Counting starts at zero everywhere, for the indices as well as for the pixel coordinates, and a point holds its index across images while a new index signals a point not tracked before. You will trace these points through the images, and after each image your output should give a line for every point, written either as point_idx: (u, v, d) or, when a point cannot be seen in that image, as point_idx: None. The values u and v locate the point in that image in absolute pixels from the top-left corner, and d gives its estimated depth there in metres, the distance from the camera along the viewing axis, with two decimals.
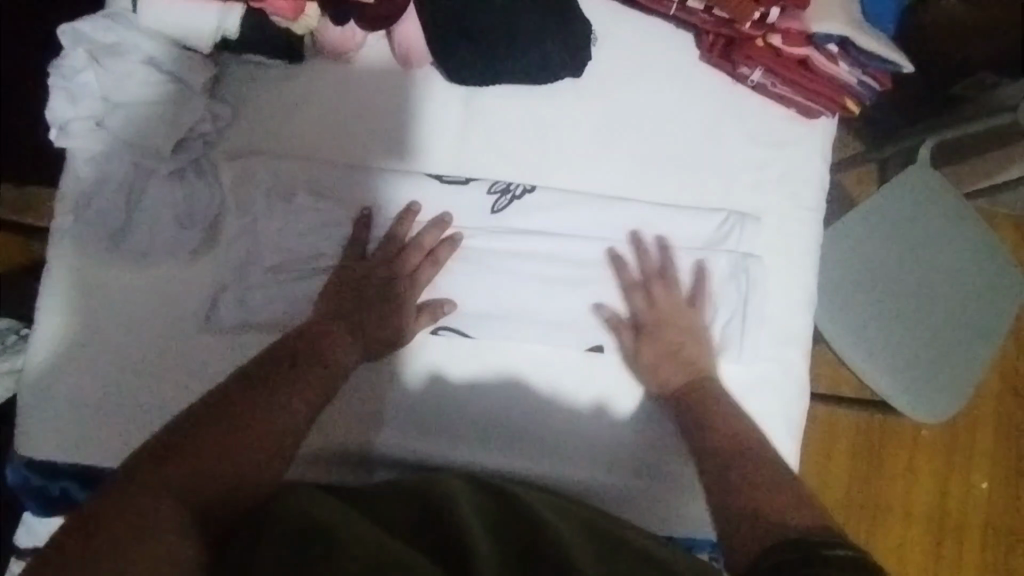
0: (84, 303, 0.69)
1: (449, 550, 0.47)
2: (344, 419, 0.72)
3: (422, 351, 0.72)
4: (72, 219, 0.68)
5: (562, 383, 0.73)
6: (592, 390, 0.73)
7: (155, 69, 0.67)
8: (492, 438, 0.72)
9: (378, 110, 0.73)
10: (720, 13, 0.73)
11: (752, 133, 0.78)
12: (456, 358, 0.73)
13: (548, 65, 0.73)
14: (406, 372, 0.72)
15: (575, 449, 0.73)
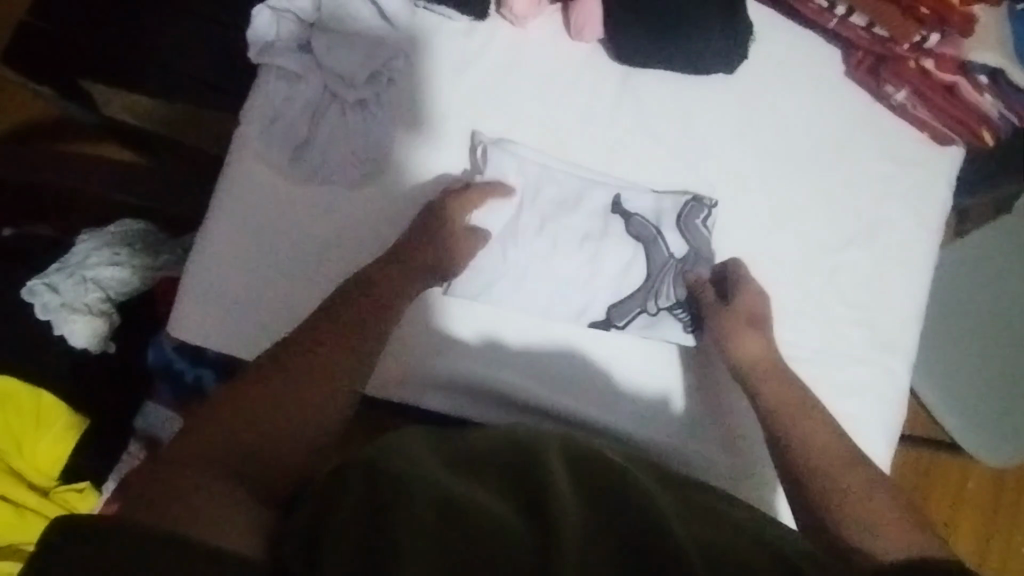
0: (251, 214, 0.73)
1: (532, 503, 0.47)
2: (414, 358, 0.75)
3: (473, 311, 0.76)
4: (260, 131, 0.73)
5: (584, 338, 0.77)
6: (641, 358, 0.77)
7: (367, 13, 0.76)
8: (556, 396, 0.75)
9: (539, 78, 0.79)
10: (880, 32, 0.77)
11: (883, 148, 0.82)
12: (512, 320, 0.76)
13: (703, 57, 0.78)
14: (460, 332, 0.75)
15: (645, 417, 0.76)
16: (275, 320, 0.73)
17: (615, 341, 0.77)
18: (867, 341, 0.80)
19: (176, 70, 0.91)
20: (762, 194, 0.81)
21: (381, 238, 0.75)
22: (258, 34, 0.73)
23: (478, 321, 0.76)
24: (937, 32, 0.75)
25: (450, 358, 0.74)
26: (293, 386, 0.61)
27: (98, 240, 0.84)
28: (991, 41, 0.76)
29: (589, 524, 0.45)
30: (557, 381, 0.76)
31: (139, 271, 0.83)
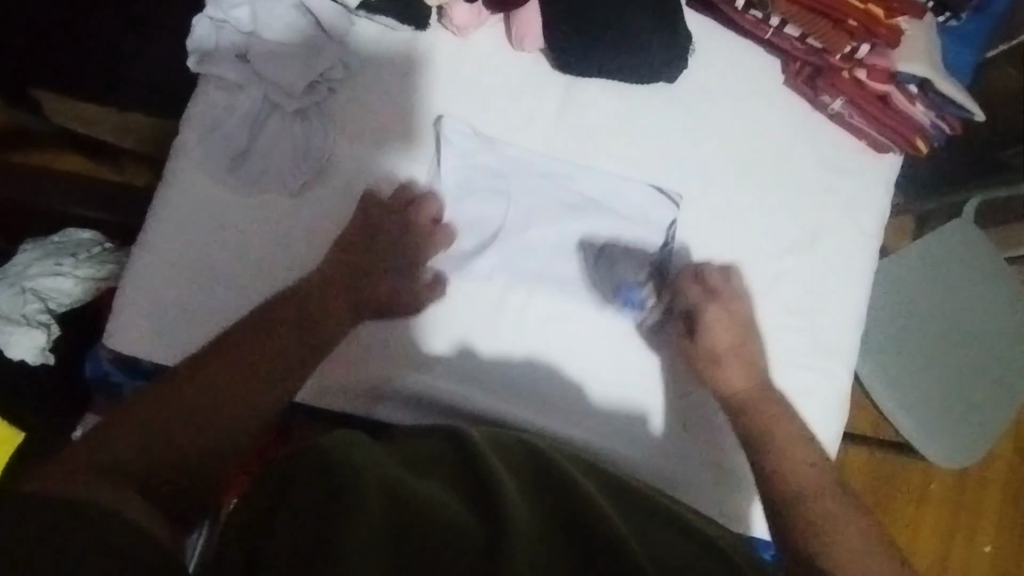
0: (193, 223, 0.73)
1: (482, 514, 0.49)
2: (361, 367, 0.75)
3: (438, 314, 0.76)
4: (200, 140, 0.73)
5: (555, 339, 0.77)
6: (605, 366, 0.77)
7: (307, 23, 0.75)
8: (521, 397, 0.75)
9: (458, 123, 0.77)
10: (813, 43, 0.78)
11: (823, 157, 0.83)
12: (483, 322, 0.76)
13: (643, 67, 0.79)
14: (428, 336, 0.75)
15: (601, 423, 0.76)
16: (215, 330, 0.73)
17: (583, 346, 0.77)
18: (808, 344, 0.81)
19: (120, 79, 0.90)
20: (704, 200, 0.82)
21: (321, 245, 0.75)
22: (198, 41, 0.73)
23: (448, 326, 0.76)
24: (866, 44, 0.76)
25: (398, 367, 0.75)
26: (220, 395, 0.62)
27: (40, 248, 0.84)
28: (920, 52, 0.76)
29: (533, 512, 0.49)
30: (530, 378, 0.76)
31: (82, 282, 0.82)
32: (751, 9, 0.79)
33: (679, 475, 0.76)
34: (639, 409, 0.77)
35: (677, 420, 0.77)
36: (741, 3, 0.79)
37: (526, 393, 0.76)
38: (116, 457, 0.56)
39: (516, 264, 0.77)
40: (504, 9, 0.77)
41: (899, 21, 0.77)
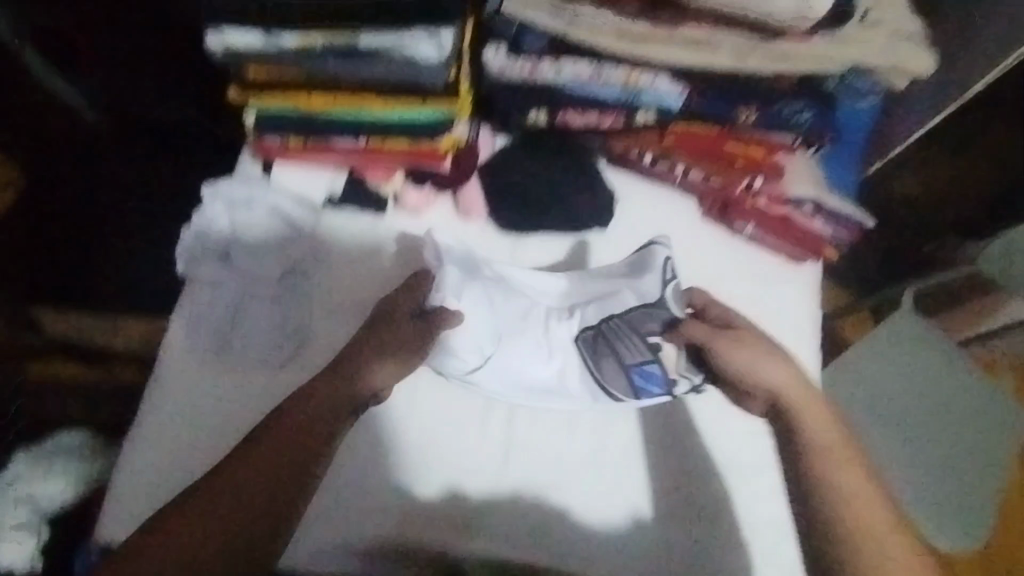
0: (180, 408, 0.78)
1: None
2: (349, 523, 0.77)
3: (424, 461, 0.80)
4: (187, 332, 0.81)
5: (536, 469, 0.80)
6: (587, 491, 0.80)
7: (277, 221, 0.86)
8: (509, 532, 0.77)
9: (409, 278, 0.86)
10: (714, 182, 0.90)
11: (749, 275, 0.93)
12: (468, 459, 0.80)
13: (574, 218, 0.90)
14: (417, 481, 0.79)
15: (588, 551, 0.78)
16: None
17: (566, 471, 0.81)
18: (778, 443, 0.84)
19: None
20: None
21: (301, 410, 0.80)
22: (185, 254, 0.84)
23: (436, 473, 0.79)
24: (759, 177, 0.89)
25: (390, 519, 0.77)
26: (238, 490, 0.68)
27: (29, 455, 0.88)
28: (806, 179, 0.89)
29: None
30: (516, 515, 0.78)
31: (67, 484, 0.85)
32: (657, 163, 0.91)
33: None
34: (629, 535, 0.79)
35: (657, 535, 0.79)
36: (648, 159, 0.91)
37: (512, 527, 0.78)
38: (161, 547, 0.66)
39: (502, 381, 0.82)
40: (448, 187, 0.90)
41: (780, 157, 0.88)
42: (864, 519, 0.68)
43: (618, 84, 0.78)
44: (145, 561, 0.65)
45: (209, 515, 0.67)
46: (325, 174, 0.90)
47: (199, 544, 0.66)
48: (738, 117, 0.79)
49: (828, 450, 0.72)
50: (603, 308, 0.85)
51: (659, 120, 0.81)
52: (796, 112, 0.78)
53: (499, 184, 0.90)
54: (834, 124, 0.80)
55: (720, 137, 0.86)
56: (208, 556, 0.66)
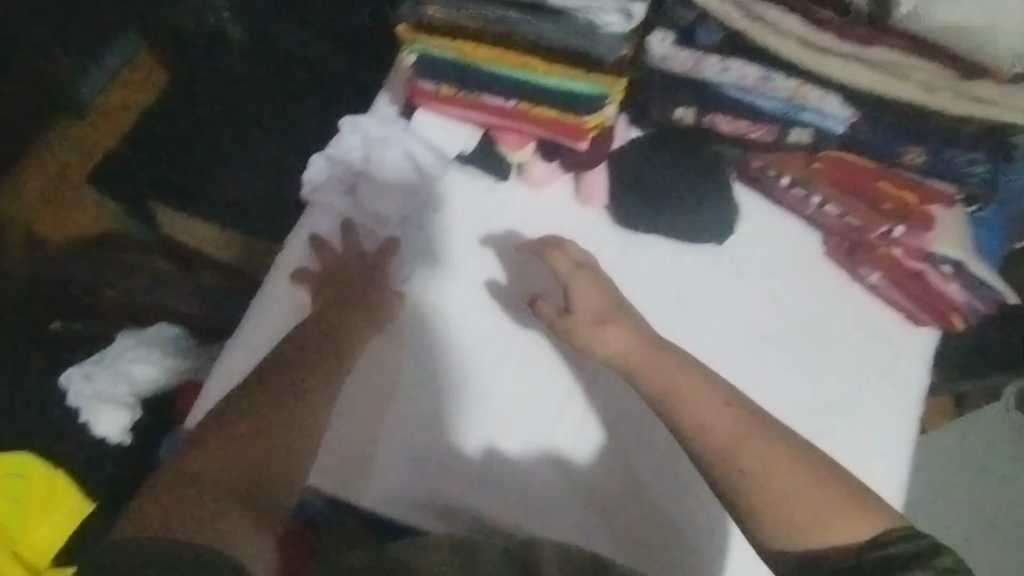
0: (280, 323, 0.84)
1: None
2: (410, 471, 0.81)
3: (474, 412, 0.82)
4: (302, 255, 0.86)
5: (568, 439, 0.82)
6: (632, 494, 0.81)
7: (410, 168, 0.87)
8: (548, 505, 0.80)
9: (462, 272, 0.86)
10: (850, 221, 0.86)
11: (860, 325, 0.89)
12: (514, 423, 0.82)
13: (691, 229, 0.88)
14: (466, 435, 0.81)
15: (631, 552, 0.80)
16: None
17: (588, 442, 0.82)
18: None
19: (225, 201, 1.05)
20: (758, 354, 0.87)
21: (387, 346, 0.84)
22: (320, 185, 0.87)
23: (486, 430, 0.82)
24: (901, 225, 0.83)
25: (444, 473, 0.80)
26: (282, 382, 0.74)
27: (134, 337, 0.94)
28: (954, 237, 0.83)
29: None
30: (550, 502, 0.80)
31: (167, 371, 0.92)
32: (795, 187, 0.87)
33: None
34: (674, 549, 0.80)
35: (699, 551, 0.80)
36: (784, 181, 0.87)
37: (476, 487, 0.80)
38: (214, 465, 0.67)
39: (611, 299, 0.87)
40: (576, 170, 0.89)
41: (932, 207, 0.83)
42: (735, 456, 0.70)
43: (782, 95, 0.80)
44: (178, 475, 0.66)
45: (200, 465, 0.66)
46: (465, 128, 0.87)
47: (222, 454, 0.68)
48: (902, 155, 0.81)
49: (730, 437, 0.71)
50: (739, 256, 0.90)
51: (815, 140, 0.81)
52: (969, 162, 0.80)
53: (625, 177, 0.88)
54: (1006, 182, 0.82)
55: (865, 176, 0.83)
56: (230, 449, 0.68)
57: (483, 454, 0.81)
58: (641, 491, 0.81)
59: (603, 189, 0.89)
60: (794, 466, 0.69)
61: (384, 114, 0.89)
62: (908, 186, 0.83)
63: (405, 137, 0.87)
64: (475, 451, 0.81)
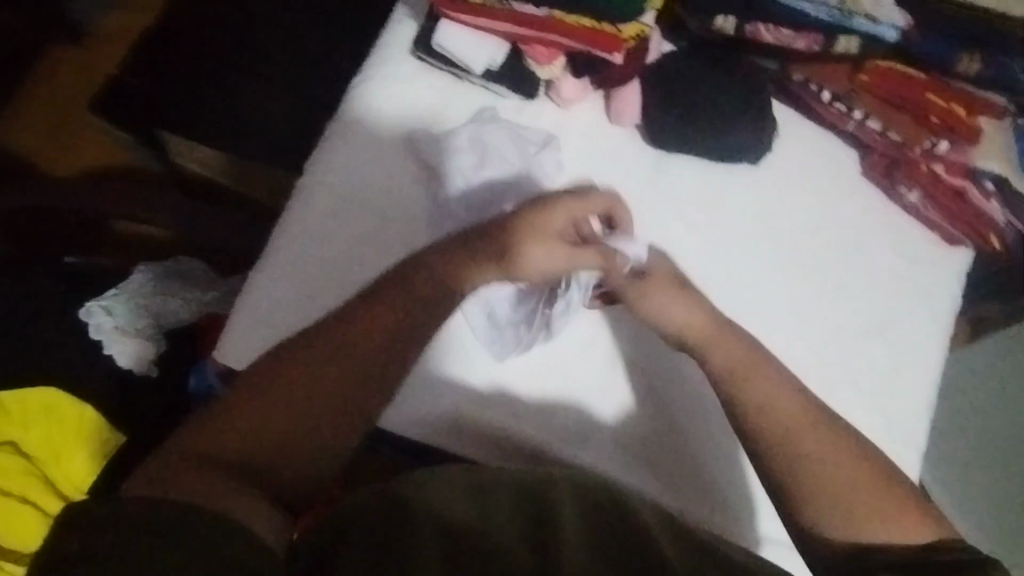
0: (304, 247, 0.82)
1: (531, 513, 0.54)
2: (442, 398, 0.79)
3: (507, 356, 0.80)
4: (327, 177, 0.84)
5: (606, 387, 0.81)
6: (666, 415, 0.80)
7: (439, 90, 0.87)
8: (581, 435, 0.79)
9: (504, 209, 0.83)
10: (893, 137, 0.83)
11: (895, 245, 0.87)
12: (548, 369, 0.81)
13: (727, 146, 0.85)
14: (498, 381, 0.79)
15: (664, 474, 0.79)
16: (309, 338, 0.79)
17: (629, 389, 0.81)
18: (880, 420, 0.82)
19: (235, 123, 1.01)
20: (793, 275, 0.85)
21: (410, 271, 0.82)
22: (353, 113, 0.86)
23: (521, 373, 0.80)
24: (946, 140, 0.81)
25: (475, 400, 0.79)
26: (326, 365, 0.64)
27: (153, 273, 0.94)
28: (996, 150, 0.82)
29: (592, 541, 0.51)
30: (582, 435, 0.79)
31: (188, 305, 0.93)
32: (837, 101, 0.84)
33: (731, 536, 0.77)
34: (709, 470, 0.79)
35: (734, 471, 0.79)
36: (826, 96, 0.84)
37: (506, 421, 0.78)
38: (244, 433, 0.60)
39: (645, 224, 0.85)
40: (607, 86, 0.85)
41: (979, 120, 0.81)
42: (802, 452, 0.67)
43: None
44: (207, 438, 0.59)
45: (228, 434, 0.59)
46: (489, 44, 0.84)
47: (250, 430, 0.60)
48: (959, 63, 0.77)
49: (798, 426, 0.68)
50: (775, 176, 0.87)
51: (864, 48, 0.78)
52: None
53: (660, 92, 0.84)
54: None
55: (915, 88, 0.80)
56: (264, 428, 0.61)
57: (499, 397, 0.79)
58: (673, 428, 0.80)
59: (635, 106, 0.85)
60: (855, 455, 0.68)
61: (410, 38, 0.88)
62: (957, 98, 0.80)
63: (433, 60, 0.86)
64: (492, 391, 0.79)
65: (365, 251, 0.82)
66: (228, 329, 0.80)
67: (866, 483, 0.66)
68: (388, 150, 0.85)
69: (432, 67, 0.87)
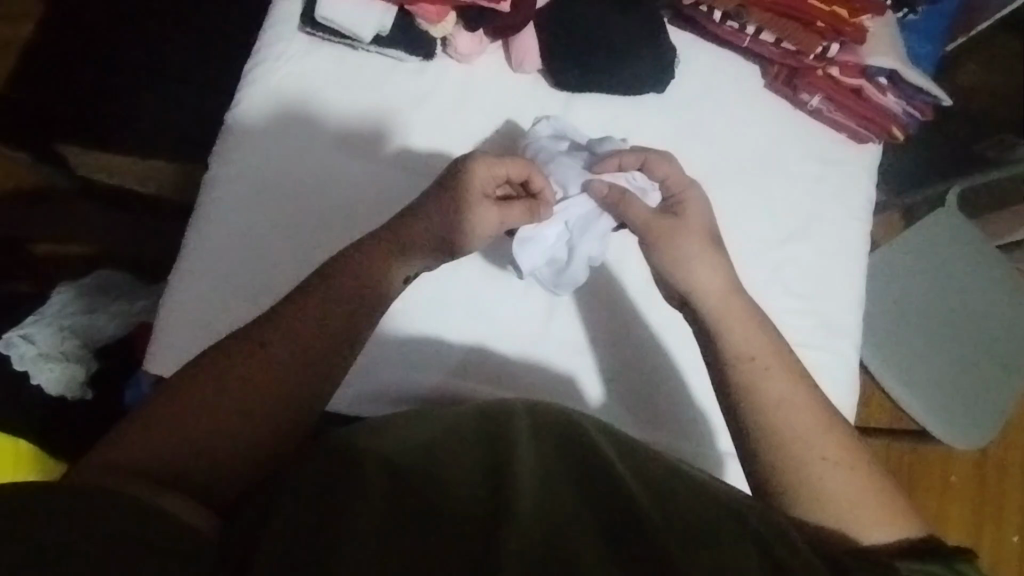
0: (218, 242, 0.80)
1: (488, 467, 0.52)
2: (388, 369, 0.78)
3: (467, 323, 0.80)
4: (232, 169, 0.82)
5: (570, 342, 0.81)
6: (611, 348, 0.82)
7: (337, 63, 0.85)
8: (537, 382, 0.80)
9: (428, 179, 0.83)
10: (787, 46, 0.86)
11: (808, 151, 0.89)
12: (509, 329, 0.81)
13: (631, 81, 0.85)
14: (448, 342, 0.80)
15: (620, 409, 0.80)
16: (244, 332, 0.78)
17: (575, 338, 0.81)
18: (816, 320, 0.84)
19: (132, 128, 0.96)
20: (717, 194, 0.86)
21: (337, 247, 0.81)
22: (247, 98, 0.83)
23: (473, 334, 0.80)
24: (835, 43, 0.84)
25: (423, 366, 0.79)
26: (296, 362, 0.63)
27: (72, 291, 0.91)
28: (885, 47, 0.84)
29: (545, 485, 0.50)
30: (533, 383, 0.80)
31: (115, 320, 0.90)
32: (729, 20, 0.86)
33: (688, 455, 0.79)
34: (662, 395, 0.81)
35: (685, 393, 0.81)
36: (718, 16, 0.86)
37: (459, 376, 0.79)
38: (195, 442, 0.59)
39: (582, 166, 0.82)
40: (503, 36, 0.85)
41: (864, 19, 0.84)
42: (791, 453, 0.64)
43: None
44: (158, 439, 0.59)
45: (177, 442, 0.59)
46: (375, 9, 0.82)
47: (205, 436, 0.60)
48: None
49: (786, 397, 0.66)
50: (683, 100, 0.88)
51: None
52: None
53: (557, 33, 0.84)
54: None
55: None
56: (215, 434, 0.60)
57: (466, 358, 0.79)
58: (630, 362, 0.81)
59: (535, 48, 0.85)
60: (836, 432, 0.66)
61: (296, 15, 0.86)
62: (837, 2, 0.83)
63: (323, 34, 0.85)
64: (461, 344, 0.80)
65: (283, 235, 0.81)
66: (157, 335, 0.78)
67: (854, 463, 0.65)
68: (292, 130, 0.83)
69: (322, 41, 0.85)
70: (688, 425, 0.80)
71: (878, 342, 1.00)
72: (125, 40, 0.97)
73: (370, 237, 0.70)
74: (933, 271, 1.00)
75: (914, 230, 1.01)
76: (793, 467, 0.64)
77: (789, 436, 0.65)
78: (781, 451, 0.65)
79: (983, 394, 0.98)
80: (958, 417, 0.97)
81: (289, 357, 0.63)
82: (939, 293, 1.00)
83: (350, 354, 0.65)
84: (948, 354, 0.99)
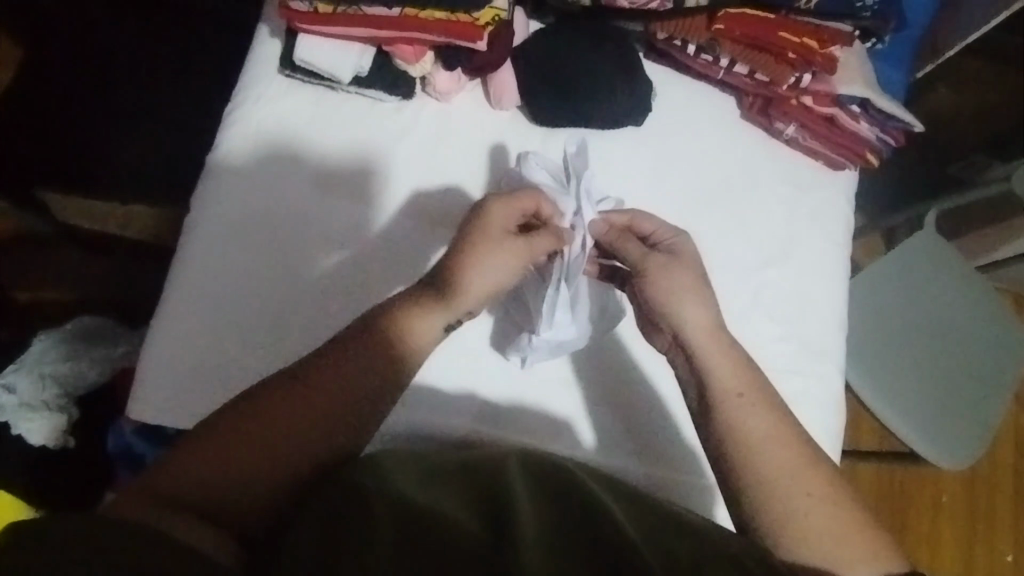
0: (200, 286, 0.80)
1: (482, 516, 0.51)
2: None
3: (461, 367, 0.80)
4: (213, 212, 0.82)
5: (564, 385, 0.81)
6: (597, 381, 0.82)
7: (318, 103, 0.86)
8: (531, 427, 0.79)
9: (411, 216, 0.83)
10: (760, 77, 0.87)
11: (786, 179, 0.90)
12: (502, 373, 0.81)
13: (612, 116, 0.86)
14: (442, 387, 0.79)
15: (608, 443, 0.80)
16: (227, 376, 0.78)
17: (566, 379, 0.81)
18: (800, 348, 0.84)
19: (111, 171, 0.96)
20: (699, 224, 0.87)
21: (319, 288, 0.81)
22: (230, 140, 0.84)
23: (466, 376, 0.80)
24: (807, 73, 0.86)
25: (411, 405, 0.78)
26: (295, 408, 0.63)
27: (54, 336, 0.91)
28: (855, 75, 0.85)
29: (542, 530, 0.50)
30: (526, 424, 0.79)
31: (97, 365, 0.89)
32: (702, 53, 0.88)
33: (678, 488, 0.78)
34: (651, 428, 0.80)
35: (674, 424, 0.80)
36: (691, 49, 0.88)
37: (452, 418, 0.78)
38: (188, 485, 0.60)
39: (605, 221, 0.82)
40: (481, 73, 0.86)
41: (833, 50, 0.85)
42: (779, 489, 0.64)
43: None
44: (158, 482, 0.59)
45: (171, 485, 0.59)
46: (353, 50, 0.83)
47: (202, 481, 0.60)
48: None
49: (770, 437, 0.66)
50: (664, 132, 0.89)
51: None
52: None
53: (534, 71, 0.85)
54: (895, 9, 0.86)
55: (772, 25, 0.85)
56: (208, 482, 0.60)
57: (460, 401, 0.79)
58: (619, 394, 0.81)
59: (514, 85, 0.86)
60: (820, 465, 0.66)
61: (274, 58, 0.87)
62: (807, 33, 0.85)
63: (302, 74, 0.85)
64: (456, 389, 0.80)
65: (266, 276, 0.81)
66: (140, 383, 0.78)
67: (840, 498, 0.65)
68: (275, 170, 0.84)
69: (301, 82, 0.86)
70: (676, 459, 0.79)
71: (863, 364, 1.00)
72: (102, 84, 0.97)
73: (415, 286, 0.71)
74: (915, 292, 1.01)
75: (894, 252, 1.02)
76: (780, 502, 0.64)
77: (775, 470, 0.65)
78: (769, 489, 0.64)
79: (971, 416, 0.98)
80: (947, 438, 0.97)
81: (289, 407, 0.63)
82: (924, 313, 1.01)
83: (352, 399, 0.65)
84: (934, 375, 0.99)
